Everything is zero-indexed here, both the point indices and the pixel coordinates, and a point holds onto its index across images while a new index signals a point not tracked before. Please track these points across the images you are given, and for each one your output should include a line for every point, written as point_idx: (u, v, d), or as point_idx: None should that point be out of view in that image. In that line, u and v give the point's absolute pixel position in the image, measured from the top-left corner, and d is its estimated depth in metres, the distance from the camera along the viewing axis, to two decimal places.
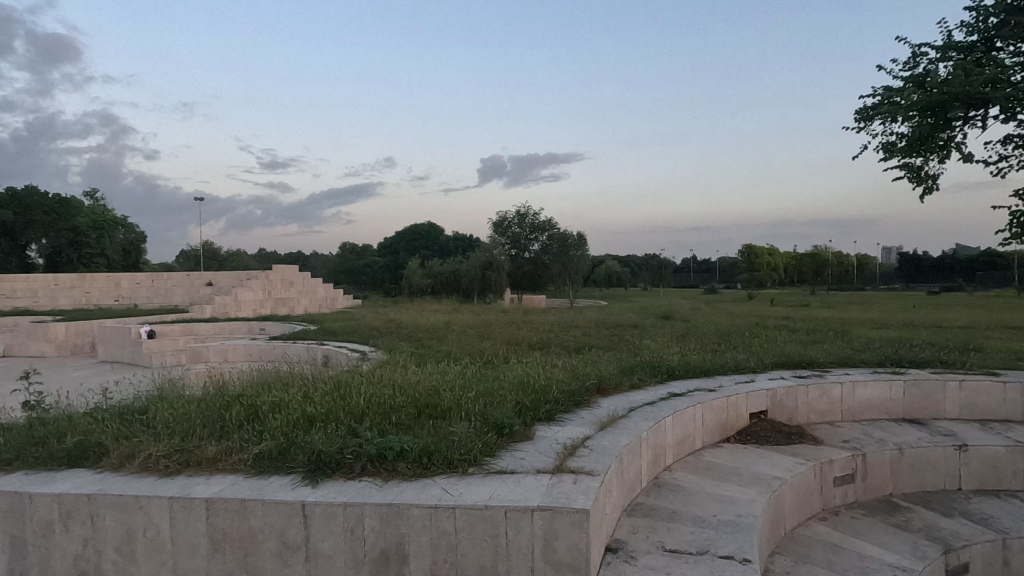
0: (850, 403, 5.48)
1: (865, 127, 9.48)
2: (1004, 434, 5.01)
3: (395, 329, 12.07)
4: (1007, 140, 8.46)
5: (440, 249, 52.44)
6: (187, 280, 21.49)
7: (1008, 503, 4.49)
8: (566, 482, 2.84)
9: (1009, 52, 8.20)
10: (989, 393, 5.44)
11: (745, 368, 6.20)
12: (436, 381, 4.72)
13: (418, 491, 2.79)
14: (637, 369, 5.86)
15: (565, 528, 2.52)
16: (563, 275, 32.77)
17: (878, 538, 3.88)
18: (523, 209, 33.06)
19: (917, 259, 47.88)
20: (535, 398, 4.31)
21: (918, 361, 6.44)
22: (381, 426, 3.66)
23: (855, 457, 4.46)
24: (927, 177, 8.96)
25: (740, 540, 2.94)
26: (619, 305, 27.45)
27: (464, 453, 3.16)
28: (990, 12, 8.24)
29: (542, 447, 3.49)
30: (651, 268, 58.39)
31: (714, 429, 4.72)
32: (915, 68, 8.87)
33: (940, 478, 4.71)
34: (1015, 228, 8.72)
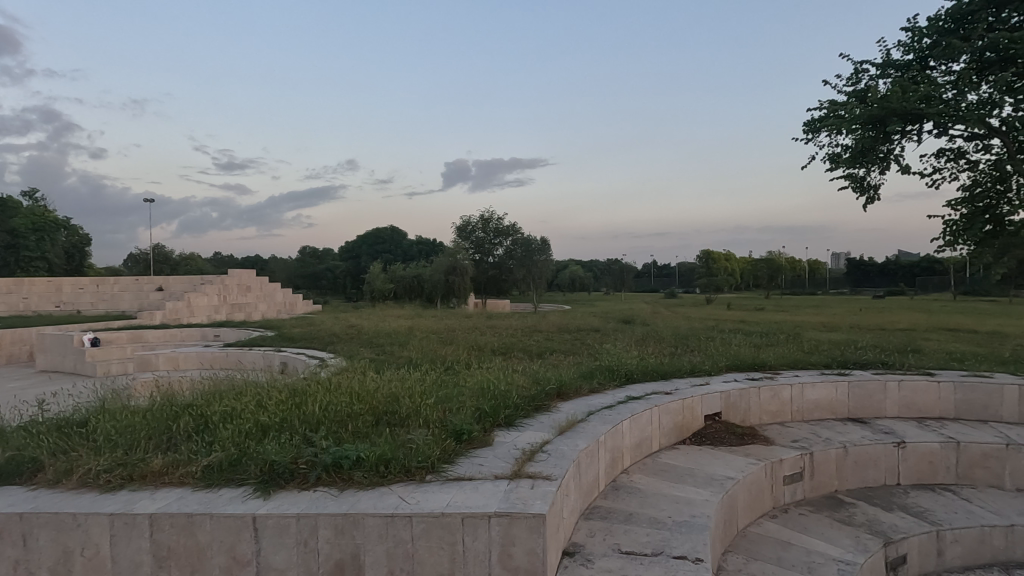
0: (799, 403, 5.69)
1: (812, 139, 9.92)
2: (939, 431, 5.31)
3: (355, 334, 11.89)
4: (940, 152, 8.98)
5: (404, 254, 52.10)
6: (135, 284, 20.56)
7: (943, 496, 4.75)
8: (524, 487, 2.86)
9: (941, 71, 8.71)
10: (925, 392, 5.75)
11: (701, 372, 6.36)
12: (395, 388, 4.68)
13: (375, 499, 2.75)
14: (597, 373, 5.95)
15: (522, 533, 2.54)
16: (527, 280, 32.91)
17: (823, 533, 4.04)
18: (487, 214, 33.15)
19: (864, 264, 50.32)
20: (495, 404, 4.32)
21: (862, 362, 6.75)
22: (338, 435, 3.60)
23: (803, 456, 4.64)
24: (869, 188, 9.42)
25: (694, 540, 3.02)
26: (605, 305, 32.75)
27: (422, 460, 3.14)
28: (924, 33, 8.77)
29: (501, 452, 3.49)
30: (612, 273, 59.19)
31: (670, 431, 4.83)
32: (857, 83, 9.34)
33: (881, 474, 4.95)
34: (947, 236, 9.29)
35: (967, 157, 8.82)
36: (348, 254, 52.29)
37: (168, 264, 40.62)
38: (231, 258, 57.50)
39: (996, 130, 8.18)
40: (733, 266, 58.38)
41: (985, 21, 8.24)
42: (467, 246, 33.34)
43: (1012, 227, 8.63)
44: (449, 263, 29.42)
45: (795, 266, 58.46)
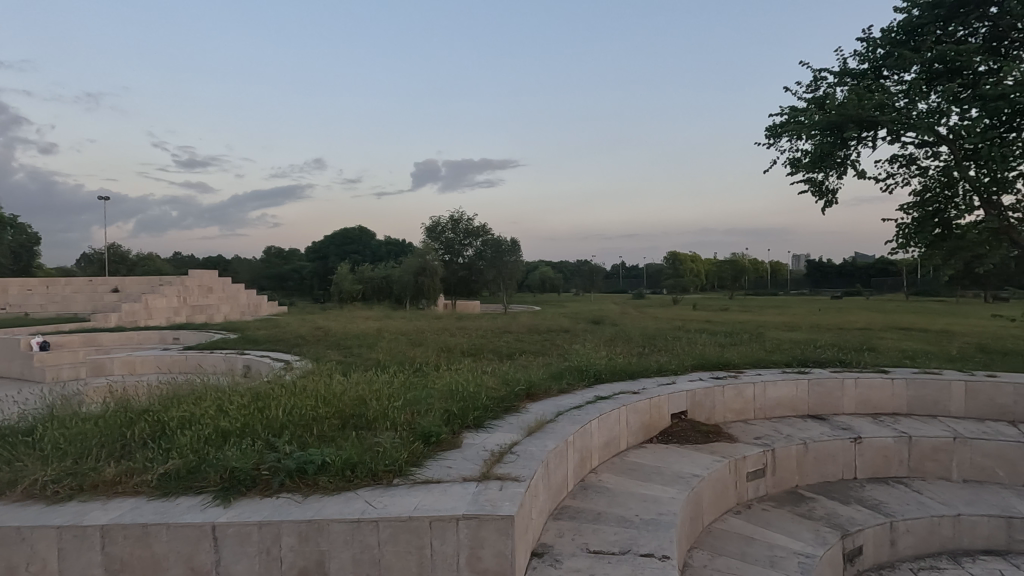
0: (761, 401, 5.84)
1: (774, 144, 10.21)
2: (893, 426, 5.52)
3: (322, 336, 11.68)
4: (894, 158, 9.35)
5: (372, 254, 51.48)
6: (89, 286, 19.73)
7: (896, 489, 4.93)
8: (492, 489, 2.84)
9: (894, 80, 9.08)
10: (880, 389, 5.97)
11: (668, 371, 6.46)
12: (363, 390, 4.60)
13: (341, 504, 2.69)
14: (566, 374, 5.98)
15: (490, 535, 2.53)
16: (497, 280, 32.87)
17: (785, 527, 4.15)
18: (457, 215, 32.95)
19: (823, 266, 52.02)
20: (464, 406, 4.30)
21: (821, 361, 6.98)
22: (303, 439, 3.52)
23: (766, 452, 4.76)
24: (827, 192, 9.75)
25: (660, 538, 3.06)
26: (582, 305, 33.69)
27: (390, 463, 3.10)
28: (877, 44, 9.13)
29: (470, 454, 3.48)
30: (581, 274, 59.67)
31: (638, 430, 4.89)
32: (816, 91, 9.65)
33: (839, 469, 5.11)
34: (900, 239, 9.69)
35: (918, 163, 9.21)
36: (314, 254, 51.31)
37: (124, 264, 39.15)
38: (192, 259, 55.83)
39: (944, 138, 8.56)
40: (700, 267, 59.57)
41: (934, 34, 8.62)
42: (436, 246, 33.09)
43: (959, 231, 9.05)
44: (418, 263, 29.13)
45: (758, 268, 60.01)
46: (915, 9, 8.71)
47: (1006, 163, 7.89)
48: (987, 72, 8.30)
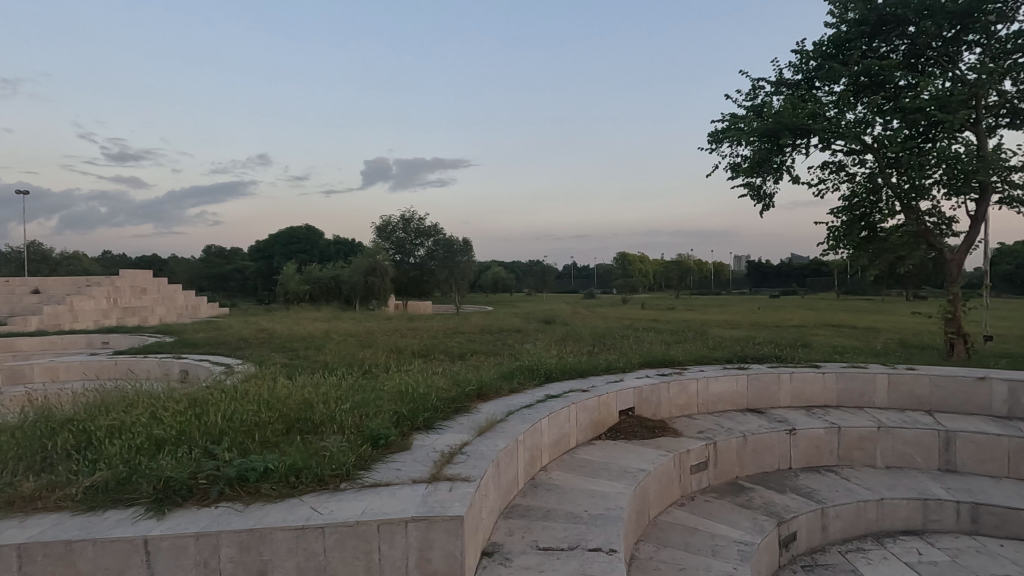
0: (704, 396, 6.06)
1: (715, 149, 10.59)
2: (825, 418, 5.85)
3: (266, 338, 11.26)
4: (825, 165, 9.89)
5: (320, 254, 50.14)
6: (5, 288, 18.29)
7: (827, 477, 5.23)
8: (442, 490, 2.83)
9: (825, 91, 9.60)
10: (812, 383, 6.32)
11: (616, 369, 6.59)
12: (308, 394, 4.48)
13: (285, 511, 2.61)
14: (516, 374, 6.01)
15: (440, 537, 2.51)
16: (449, 280, 32.59)
17: (725, 517, 4.33)
18: (408, 214, 32.42)
19: (762, 266, 54.45)
20: (414, 407, 4.25)
21: (759, 357, 7.31)
22: (244, 445, 3.39)
23: (708, 445, 4.95)
24: (765, 196, 10.21)
25: (608, 533, 3.13)
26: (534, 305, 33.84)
27: (336, 467, 3.02)
28: (810, 56, 9.64)
29: (419, 455, 3.44)
30: (533, 274, 60.09)
31: (587, 427, 4.98)
32: (755, 99, 10.08)
33: (776, 459, 5.37)
34: (831, 241, 10.28)
35: (846, 170, 9.78)
36: (258, 254, 49.35)
37: (46, 263, 36.53)
38: (124, 258, 52.68)
39: (869, 146, 9.13)
40: (648, 267, 61.01)
41: (860, 49, 9.19)
42: (386, 246, 32.45)
43: (882, 234, 9.66)
44: (368, 263, 28.51)
45: (703, 268, 62.04)
46: (843, 25, 9.26)
47: (923, 171, 8.51)
48: (906, 86, 8.92)
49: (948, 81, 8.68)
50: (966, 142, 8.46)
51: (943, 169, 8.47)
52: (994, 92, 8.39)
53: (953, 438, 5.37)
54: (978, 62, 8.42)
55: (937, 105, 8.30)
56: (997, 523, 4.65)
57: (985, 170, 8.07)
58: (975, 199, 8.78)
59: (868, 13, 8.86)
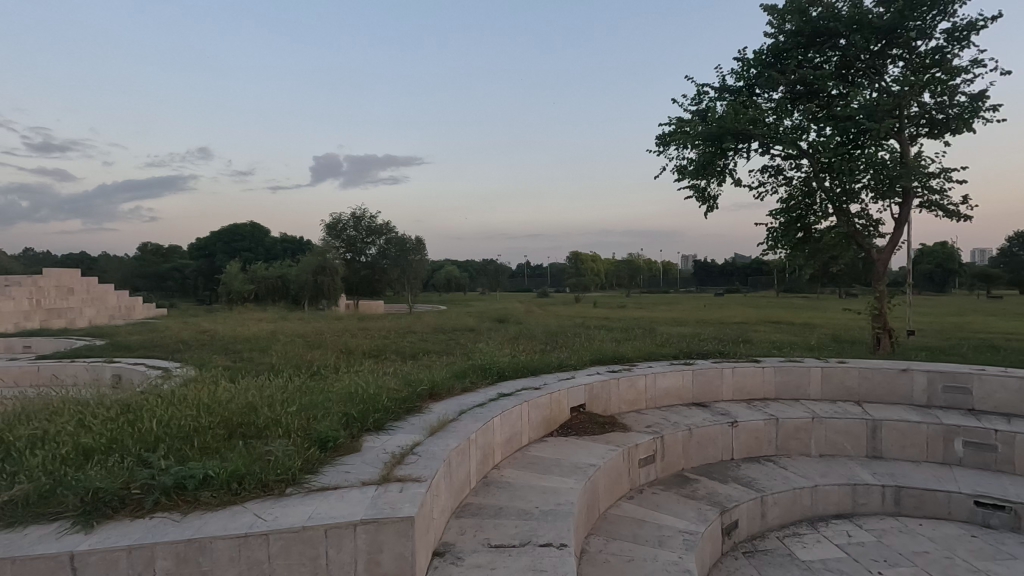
0: (652, 391, 6.23)
1: (662, 152, 10.89)
2: (764, 410, 6.13)
3: (208, 340, 10.80)
4: (764, 168, 10.34)
5: (266, 253, 48.42)
6: None
7: (766, 467, 5.49)
8: (392, 491, 2.80)
9: (765, 98, 10.04)
10: (752, 377, 6.61)
11: (568, 367, 6.67)
12: (253, 397, 4.32)
13: (226, 520, 2.51)
14: (469, 373, 5.99)
15: (390, 539, 2.48)
16: (401, 280, 32.08)
17: (672, 508, 4.47)
18: (358, 211, 31.69)
19: (708, 265, 56.38)
20: (363, 408, 4.17)
21: (704, 353, 7.57)
22: (181, 452, 3.23)
23: (655, 439, 5.09)
24: (709, 198, 10.58)
25: (558, 528, 3.17)
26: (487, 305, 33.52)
27: (281, 472, 2.93)
28: (751, 64, 10.06)
29: (369, 457, 3.38)
30: (487, 273, 60.03)
31: (539, 424, 5.03)
32: (699, 104, 10.44)
33: (719, 451, 5.59)
34: (770, 241, 10.75)
35: (784, 173, 10.26)
36: (199, 252, 47.13)
37: None
38: (48, 258, 49.22)
39: (805, 152, 9.61)
40: (600, 267, 62.01)
41: (796, 59, 9.67)
42: (336, 244, 31.63)
43: (817, 235, 10.20)
44: (317, 261, 27.71)
45: (652, 267, 63.62)
46: (781, 36, 9.71)
47: (853, 176, 9.04)
48: (838, 95, 9.45)
49: (874, 92, 9.26)
50: (890, 150, 9.05)
51: (870, 175, 9.03)
52: (915, 103, 9.01)
53: (879, 427, 5.74)
54: (901, 75, 9.01)
55: (865, 114, 8.83)
56: (917, 504, 5.01)
57: (907, 176, 8.66)
58: (899, 202, 9.40)
59: (803, 24, 9.33)
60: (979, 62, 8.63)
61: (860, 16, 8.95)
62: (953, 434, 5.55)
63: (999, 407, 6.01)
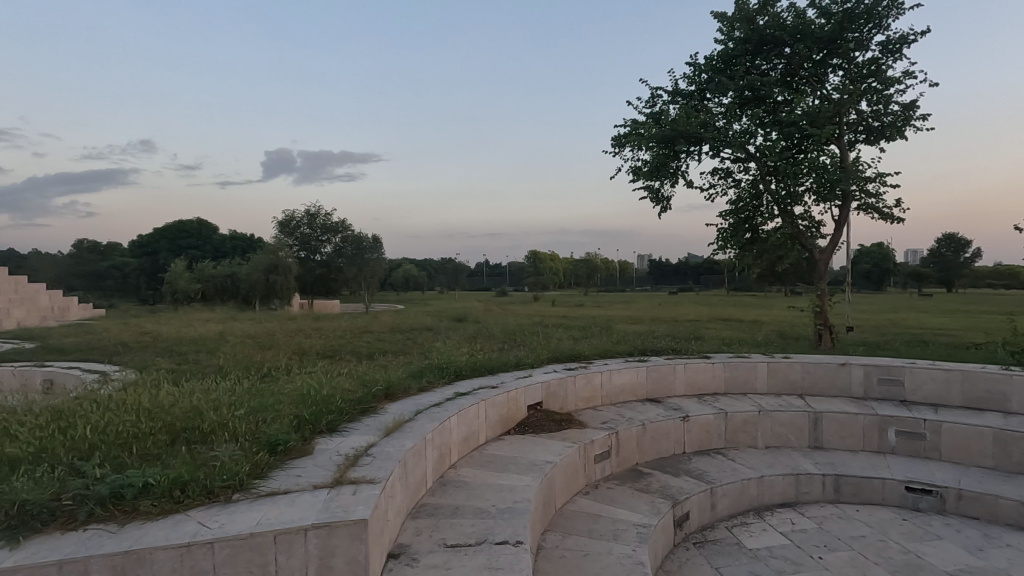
0: (607, 388, 6.33)
1: (618, 153, 11.07)
2: (715, 405, 6.34)
3: (151, 342, 10.31)
4: (715, 171, 10.66)
5: (214, 251, 46.63)
6: None
7: (716, 459, 5.67)
8: (345, 494, 2.74)
9: (715, 102, 10.36)
10: (703, 372, 6.82)
11: (525, 365, 6.70)
12: (199, 400, 4.15)
13: (168, 529, 2.40)
14: (425, 373, 5.93)
15: (342, 543, 2.43)
16: (358, 279, 31.44)
17: (627, 502, 4.56)
18: (313, 209, 30.95)
19: (662, 265, 57.85)
20: (316, 410, 4.07)
21: (658, 350, 7.76)
22: (118, 460, 3.07)
23: (611, 435, 5.19)
24: (663, 199, 10.84)
25: (515, 525, 3.19)
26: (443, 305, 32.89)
27: (227, 478, 2.83)
28: (702, 69, 10.36)
29: (322, 460, 3.30)
30: (445, 272, 59.65)
31: (496, 423, 5.04)
32: (653, 106, 10.67)
33: (672, 445, 5.74)
34: (721, 241, 11.10)
35: (733, 176, 10.61)
36: (140, 249, 44.90)
37: None
38: None
39: (753, 155, 9.97)
40: (558, 266, 62.70)
41: (744, 65, 10.02)
42: (290, 242, 30.79)
43: (763, 235, 10.61)
44: (269, 259, 26.85)
45: (609, 267, 64.70)
46: (730, 42, 10.04)
47: (797, 179, 9.44)
48: (782, 102, 9.84)
49: (816, 99, 9.69)
50: (831, 155, 9.50)
51: (813, 178, 9.45)
52: (853, 111, 9.49)
53: (820, 418, 6.03)
54: (840, 84, 9.47)
55: (808, 120, 9.24)
56: (855, 491, 5.29)
57: (846, 180, 9.11)
58: (839, 205, 9.89)
59: (751, 32, 9.68)
60: (911, 74, 9.17)
61: (803, 26, 9.37)
62: (887, 424, 5.89)
63: (927, 397, 6.42)
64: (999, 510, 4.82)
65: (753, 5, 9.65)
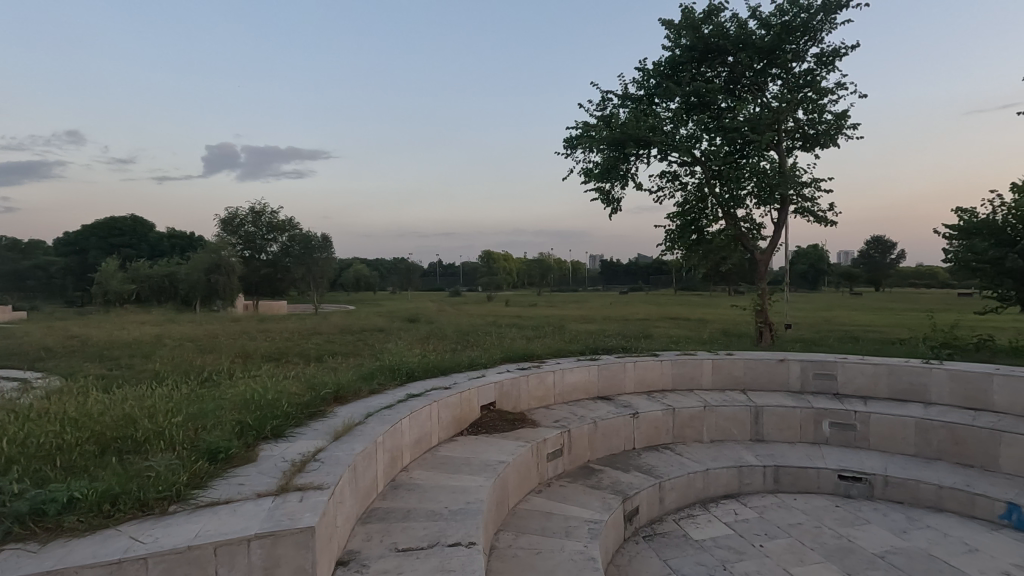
0: (559, 387, 6.40)
1: (570, 154, 11.21)
2: (663, 401, 6.52)
3: (78, 347, 9.65)
4: (663, 174, 10.96)
5: (150, 249, 44.17)
6: None
7: (664, 454, 5.83)
8: (291, 501, 2.65)
9: (663, 107, 10.65)
10: (652, 370, 7.00)
11: (478, 366, 6.69)
12: (133, 408, 3.93)
13: (96, 546, 2.25)
14: (377, 375, 5.82)
15: (288, 552, 2.35)
16: (307, 279, 30.51)
17: (578, 499, 4.63)
18: (258, 206, 29.97)
19: (614, 265, 58.96)
20: (261, 416, 3.93)
21: (609, 348, 7.90)
22: (40, 473, 2.86)
23: (563, 433, 5.24)
24: (613, 201, 11.06)
25: (467, 526, 3.17)
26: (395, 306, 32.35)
27: (163, 490, 2.68)
28: (650, 75, 10.64)
29: (266, 467, 3.18)
30: (398, 272, 58.73)
31: (449, 424, 5.00)
32: (604, 110, 10.87)
33: (622, 441, 5.86)
34: (668, 242, 11.41)
35: (680, 179, 10.94)
36: (67, 248, 41.99)
37: None
38: None
39: (698, 159, 10.31)
40: (512, 266, 62.79)
41: (690, 72, 10.35)
42: (233, 241, 29.62)
43: (708, 237, 10.99)
44: (210, 259, 25.67)
45: (562, 267, 65.40)
46: (677, 49, 10.35)
47: (739, 184, 9.85)
48: (726, 108, 10.22)
49: (757, 107, 10.12)
50: (771, 160, 9.95)
51: (754, 183, 9.87)
52: (791, 119, 9.97)
53: (761, 412, 6.31)
54: (779, 93, 9.92)
55: (749, 127, 9.64)
56: (793, 480, 5.56)
57: (785, 185, 9.56)
58: (778, 208, 10.38)
59: (696, 40, 10.02)
60: (842, 85, 9.72)
61: (745, 36, 9.77)
62: (821, 416, 6.22)
63: (858, 390, 6.82)
64: (921, 494, 5.17)
65: (698, 14, 9.99)
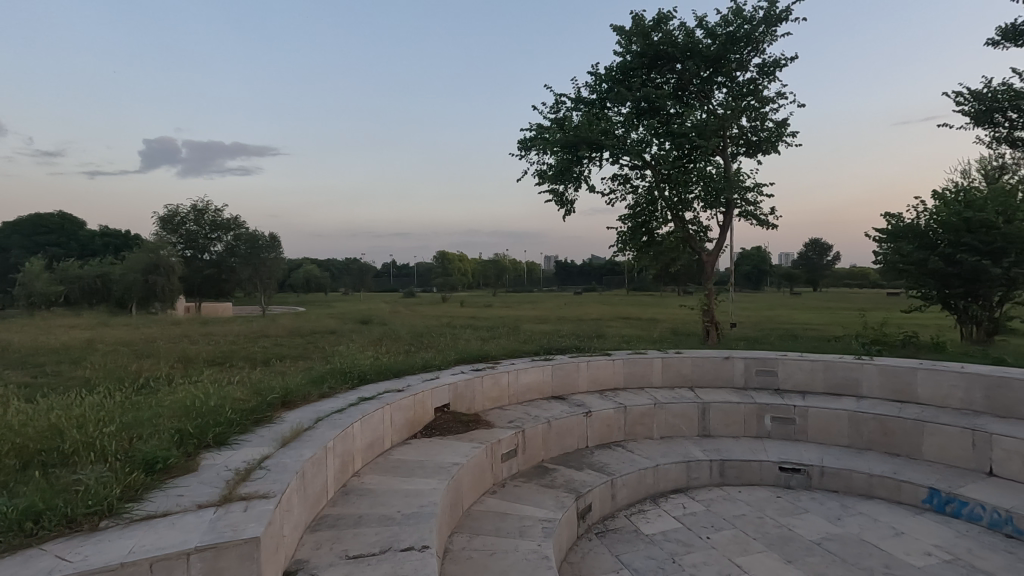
0: (514, 387, 6.42)
1: (524, 156, 11.29)
2: (615, 399, 6.64)
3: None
4: (615, 177, 11.20)
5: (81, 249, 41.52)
6: None
7: (616, 451, 5.95)
8: (234, 512, 2.54)
9: (615, 111, 10.88)
10: (604, 369, 7.13)
11: (432, 367, 6.62)
12: (59, 418, 3.68)
13: (15, 568, 2.09)
14: (327, 378, 5.68)
15: (231, 564, 2.26)
16: (254, 280, 29.44)
17: (532, 498, 4.65)
18: (201, 204, 28.75)
19: (568, 266, 59.65)
20: (202, 424, 3.76)
21: (563, 348, 7.99)
22: None
23: (517, 433, 5.26)
24: (567, 202, 11.21)
25: (420, 530, 3.13)
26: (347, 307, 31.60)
27: (92, 505, 2.52)
28: (603, 79, 10.83)
29: (208, 477, 3.05)
30: (350, 272, 57.45)
31: (402, 427, 4.93)
32: (558, 112, 11.00)
33: (576, 440, 5.94)
34: (621, 244, 11.65)
35: (631, 182, 11.20)
36: None
37: None
38: None
39: (648, 163, 10.58)
40: (467, 266, 62.57)
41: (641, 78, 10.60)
42: (174, 240, 28.25)
43: (658, 239, 11.29)
44: (148, 259, 24.36)
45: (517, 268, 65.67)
46: (628, 55, 10.58)
47: (687, 187, 10.18)
48: (674, 114, 10.53)
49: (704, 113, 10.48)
50: (717, 165, 10.33)
51: (701, 187, 10.22)
52: (735, 126, 10.38)
53: (708, 408, 6.53)
54: (724, 100, 10.31)
55: (696, 132, 9.97)
56: (737, 473, 5.78)
57: (730, 189, 9.94)
58: (723, 212, 10.78)
59: (647, 47, 10.28)
60: (782, 94, 10.20)
61: (692, 44, 10.10)
62: (764, 411, 6.50)
63: (797, 386, 7.16)
64: (853, 482, 5.48)
65: (648, 22, 10.25)
